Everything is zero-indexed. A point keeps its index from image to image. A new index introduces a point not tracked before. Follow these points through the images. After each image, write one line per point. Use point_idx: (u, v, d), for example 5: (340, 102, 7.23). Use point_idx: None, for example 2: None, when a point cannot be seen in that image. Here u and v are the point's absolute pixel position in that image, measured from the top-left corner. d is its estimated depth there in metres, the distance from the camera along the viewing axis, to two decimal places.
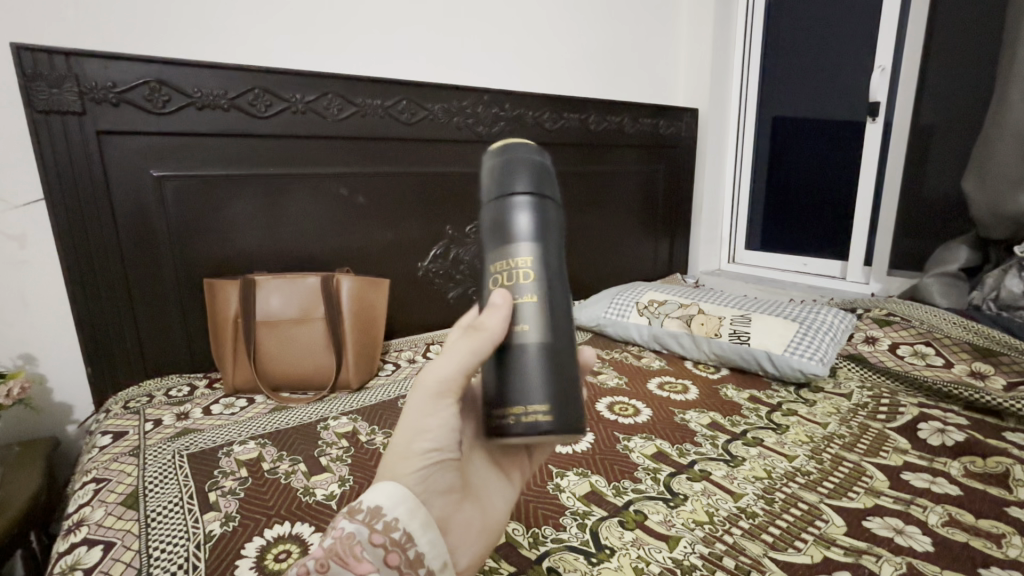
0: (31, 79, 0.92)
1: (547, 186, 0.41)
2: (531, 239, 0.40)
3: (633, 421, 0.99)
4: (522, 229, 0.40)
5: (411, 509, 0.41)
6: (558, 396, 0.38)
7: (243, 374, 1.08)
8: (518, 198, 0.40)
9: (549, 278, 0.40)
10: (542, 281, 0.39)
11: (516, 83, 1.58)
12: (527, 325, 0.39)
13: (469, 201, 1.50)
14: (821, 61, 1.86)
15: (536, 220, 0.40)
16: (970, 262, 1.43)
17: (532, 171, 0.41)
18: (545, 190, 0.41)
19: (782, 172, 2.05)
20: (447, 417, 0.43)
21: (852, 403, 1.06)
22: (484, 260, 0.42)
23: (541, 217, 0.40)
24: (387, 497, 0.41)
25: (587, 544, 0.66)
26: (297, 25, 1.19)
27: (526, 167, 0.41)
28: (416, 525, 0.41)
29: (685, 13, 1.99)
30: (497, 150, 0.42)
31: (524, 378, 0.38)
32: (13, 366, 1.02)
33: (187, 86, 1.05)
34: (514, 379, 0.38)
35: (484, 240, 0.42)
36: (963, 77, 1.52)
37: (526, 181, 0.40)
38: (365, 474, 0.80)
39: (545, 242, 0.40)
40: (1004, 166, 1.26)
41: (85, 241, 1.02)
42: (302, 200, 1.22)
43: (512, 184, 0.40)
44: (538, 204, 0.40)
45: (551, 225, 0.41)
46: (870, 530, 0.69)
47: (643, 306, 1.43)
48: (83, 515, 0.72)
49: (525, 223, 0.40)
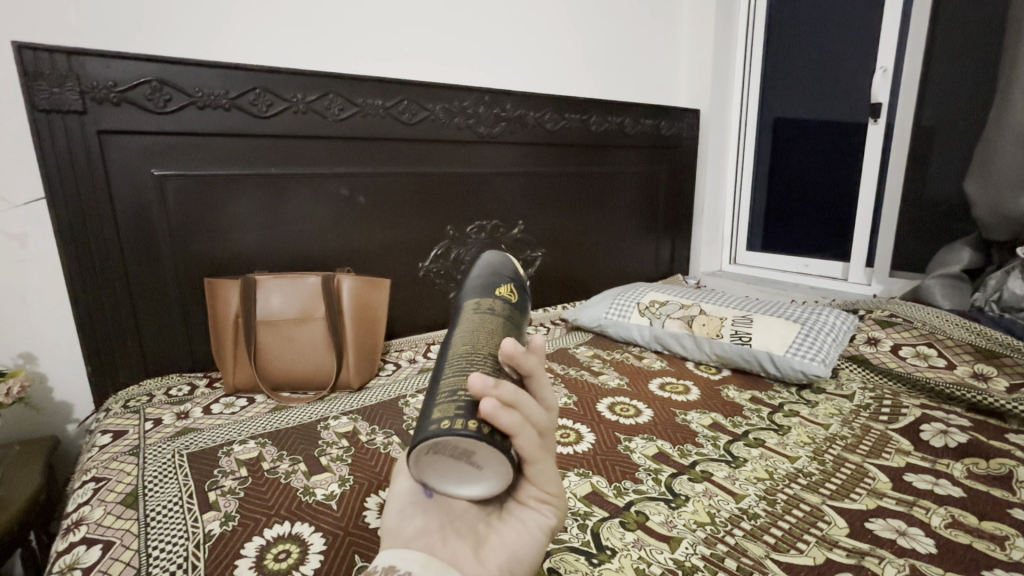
0: (33, 79, 0.92)
1: (517, 281, 0.55)
2: (500, 297, 0.51)
3: (634, 422, 0.99)
4: (467, 294, 0.51)
5: (419, 559, 0.43)
6: (447, 400, 0.38)
7: (244, 375, 1.08)
8: (469, 281, 0.53)
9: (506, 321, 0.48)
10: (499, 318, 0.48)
11: (517, 82, 1.57)
12: (478, 345, 0.44)
13: (469, 201, 1.50)
14: (822, 62, 1.86)
15: (481, 286, 0.51)
16: (973, 264, 1.42)
17: (491, 264, 0.56)
18: (515, 282, 0.55)
19: (783, 173, 2.05)
20: None
21: (853, 404, 1.06)
22: (458, 303, 0.51)
23: (512, 291, 0.53)
24: (394, 557, 0.44)
25: (587, 544, 0.66)
26: (297, 25, 1.19)
27: (486, 264, 0.56)
28: (431, 572, 0.42)
29: (687, 14, 1.98)
30: (492, 253, 0.58)
31: (426, 394, 0.41)
32: (12, 365, 1.02)
33: (187, 86, 1.04)
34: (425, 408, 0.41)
35: (463, 294, 0.52)
36: (966, 77, 1.51)
37: (481, 271, 0.54)
38: (367, 475, 0.80)
39: (484, 296, 0.50)
40: (1006, 168, 1.26)
41: (86, 240, 1.01)
42: (302, 200, 1.22)
43: (502, 270, 0.55)
44: (487, 279, 0.53)
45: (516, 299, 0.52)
46: (873, 532, 0.68)
47: (644, 307, 1.42)
48: (82, 514, 0.72)
49: (500, 286, 0.52)
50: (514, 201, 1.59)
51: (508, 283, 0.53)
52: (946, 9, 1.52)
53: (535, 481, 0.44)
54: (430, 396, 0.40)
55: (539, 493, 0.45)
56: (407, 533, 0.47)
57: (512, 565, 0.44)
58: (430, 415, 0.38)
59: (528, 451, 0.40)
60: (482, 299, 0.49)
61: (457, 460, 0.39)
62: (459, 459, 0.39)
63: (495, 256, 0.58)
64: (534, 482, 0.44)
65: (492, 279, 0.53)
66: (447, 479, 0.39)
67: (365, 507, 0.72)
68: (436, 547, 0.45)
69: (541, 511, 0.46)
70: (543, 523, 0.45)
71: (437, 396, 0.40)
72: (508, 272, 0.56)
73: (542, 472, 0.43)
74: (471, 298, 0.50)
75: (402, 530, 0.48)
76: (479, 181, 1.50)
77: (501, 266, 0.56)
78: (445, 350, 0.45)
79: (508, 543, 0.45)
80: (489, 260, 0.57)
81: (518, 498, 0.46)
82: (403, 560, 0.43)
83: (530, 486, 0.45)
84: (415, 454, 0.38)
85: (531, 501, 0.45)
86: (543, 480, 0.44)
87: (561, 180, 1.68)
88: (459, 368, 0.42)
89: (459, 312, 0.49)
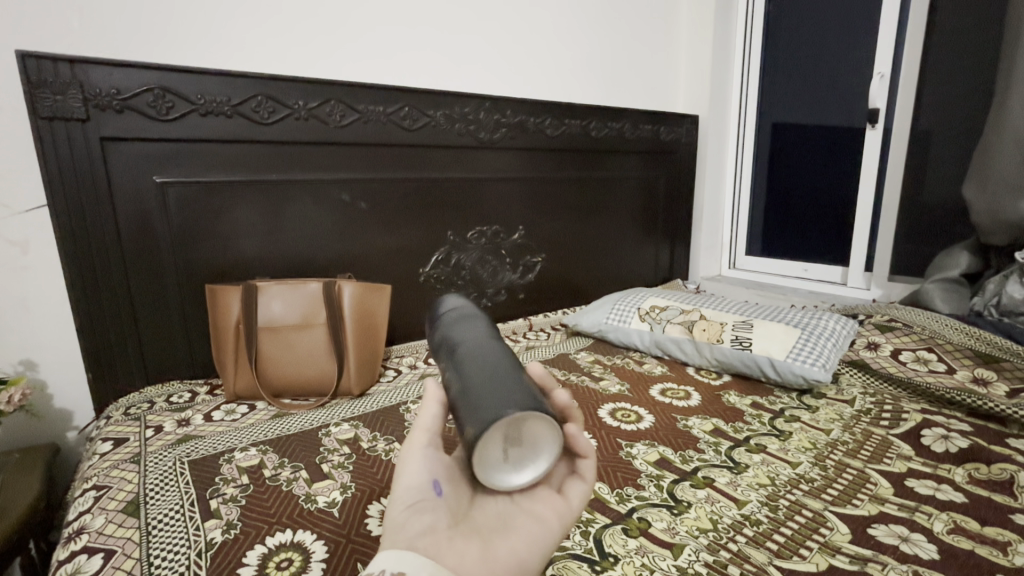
0: (35, 86, 0.92)
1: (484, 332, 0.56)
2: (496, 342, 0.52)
3: (636, 428, 0.99)
4: (439, 350, 0.52)
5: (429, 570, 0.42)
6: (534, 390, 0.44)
7: (245, 382, 1.07)
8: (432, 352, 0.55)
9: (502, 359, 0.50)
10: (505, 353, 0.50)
11: (519, 87, 1.59)
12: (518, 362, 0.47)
13: (469, 206, 1.50)
14: (819, 68, 1.87)
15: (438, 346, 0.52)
16: (971, 268, 1.43)
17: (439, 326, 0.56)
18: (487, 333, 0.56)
19: (782, 177, 2.05)
20: (423, 470, 0.50)
21: (854, 410, 1.06)
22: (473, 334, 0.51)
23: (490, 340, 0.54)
24: (402, 564, 0.42)
25: (591, 551, 0.66)
26: (296, 30, 1.19)
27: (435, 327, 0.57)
28: None
29: (685, 19, 2.00)
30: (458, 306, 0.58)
31: (507, 379, 0.43)
32: (13, 372, 1.02)
33: (189, 93, 1.05)
34: (459, 402, 0.43)
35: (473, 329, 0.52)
36: (962, 82, 1.52)
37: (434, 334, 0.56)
38: (369, 482, 0.80)
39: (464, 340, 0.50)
40: (1004, 173, 1.26)
41: (87, 246, 1.01)
42: (303, 207, 1.23)
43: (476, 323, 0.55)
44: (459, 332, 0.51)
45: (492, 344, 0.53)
46: (875, 538, 0.68)
47: (644, 312, 1.43)
48: (82, 524, 0.72)
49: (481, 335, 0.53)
50: (514, 208, 1.59)
51: (489, 327, 0.54)
52: (941, 16, 1.54)
53: (568, 496, 0.49)
54: (492, 383, 0.42)
55: (563, 506, 0.48)
56: (407, 526, 0.46)
57: (516, 570, 0.45)
58: (523, 396, 0.41)
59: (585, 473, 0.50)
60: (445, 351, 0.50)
61: (506, 443, 0.42)
62: (504, 445, 0.42)
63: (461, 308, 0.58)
64: (564, 496, 0.49)
65: (464, 328, 0.53)
66: (489, 456, 0.42)
67: (367, 514, 0.72)
68: (440, 548, 0.44)
69: (552, 525, 0.47)
70: (551, 535, 0.47)
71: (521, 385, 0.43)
72: (457, 318, 0.56)
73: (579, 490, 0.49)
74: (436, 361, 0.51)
75: (406, 525, 0.46)
76: (480, 186, 1.51)
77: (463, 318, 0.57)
78: (502, 360, 0.46)
79: (518, 544, 0.45)
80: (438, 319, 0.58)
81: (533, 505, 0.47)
82: (411, 566, 0.42)
83: (557, 495, 0.48)
84: (495, 425, 0.39)
85: (548, 510, 0.47)
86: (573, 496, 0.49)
87: (562, 185, 1.69)
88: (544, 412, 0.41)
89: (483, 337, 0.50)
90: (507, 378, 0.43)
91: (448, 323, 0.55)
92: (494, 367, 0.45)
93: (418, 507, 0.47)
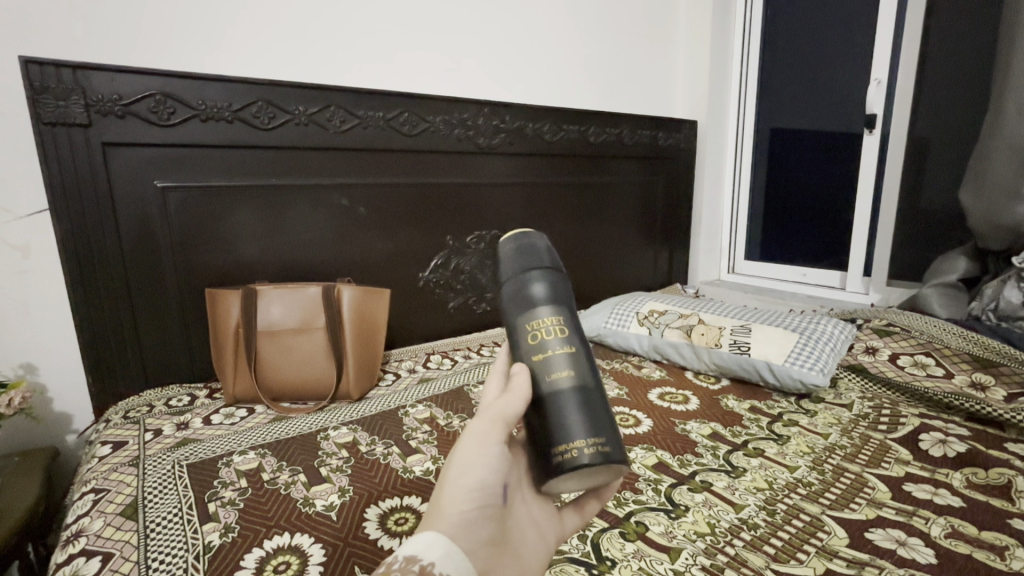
0: (39, 92, 0.93)
1: (555, 266, 0.46)
2: (566, 310, 0.44)
3: (634, 432, 0.99)
4: (518, 308, 0.44)
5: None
6: (609, 416, 0.42)
7: (244, 385, 1.08)
8: (501, 286, 0.46)
9: (574, 332, 0.44)
10: (576, 333, 0.44)
11: (519, 93, 1.60)
12: (589, 364, 0.43)
13: (468, 210, 1.51)
14: (816, 74, 1.88)
15: (529, 298, 0.44)
16: (969, 273, 1.43)
17: (522, 253, 0.45)
18: (556, 269, 0.46)
19: (780, 182, 2.06)
20: (491, 463, 0.43)
21: (852, 414, 1.06)
22: (545, 311, 0.43)
23: (557, 288, 0.45)
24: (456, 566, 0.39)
25: (588, 555, 0.66)
26: (296, 37, 1.20)
27: (513, 252, 0.46)
28: None
29: (684, 25, 2.01)
30: (521, 235, 0.46)
31: (589, 412, 0.41)
32: (13, 376, 1.02)
33: (191, 99, 1.06)
34: (562, 417, 0.41)
35: (544, 298, 0.44)
36: (958, 89, 1.53)
37: (513, 263, 0.45)
38: (366, 486, 0.80)
39: (565, 315, 0.44)
40: (1001, 178, 1.27)
41: (88, 250, 1.02)
42: (304, 212, 1.23)
43: (539, 261, 0.45)
44: (532, 306, 0.43)
45: (563, 295, 0.45)
46: (872, 542, 0.68)
47: (643, 316, 1.43)
48: (81, 526, 0.72)
49: (543, 292, 0.44)
50: (514, 213, 1.60)
51: (565, 280, 0.46)
52: (938, 22, 1.55)
53: (564, 520, 0.51)
54: (598, 414, 0.41)
55: (557, 527, 0.51)
56: (460, 521, 0.41)
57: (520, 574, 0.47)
58: (612, 438, 0.40)
59: (588, 509, 0.53)
60: (542, 316, 0.43)
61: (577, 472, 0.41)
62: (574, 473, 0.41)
63: (524, 239, 0.46)
64: (561, 517, 0.51)
65: (560, 288, 0.45)
66: (562, 483, 0.42)
67: (365, 518, 0.72)
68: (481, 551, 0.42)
69: (549, 541, 0.50)
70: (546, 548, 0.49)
71: (601, 419, 0.41)
72: (550, 257, 0.46)
73: (572, 519, 0.52)
74: (523, 318, 0.44)
75: (458, 519, 0.42)
76: (479, 192, 1.52)
77: (529, 251, 0.46)
78: (581, 377, 0.42)
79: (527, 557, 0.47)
80: (518, 238, 0.47)
81: (540, 522, 0.49)
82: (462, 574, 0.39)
83: (556, 515, 0.51)
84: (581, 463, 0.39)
85: (549, 528, 0.50)
86: (567, 522, 0.51)
87: (561, 190, 1.70)
88: (620, 450, 0.41)
89: (558, 318, 0.44)
90: (590, 417, 0.41)
91: (514, 265, 0.45)
92: (597, 388, 0.43)
93: (474, 498, 0.42)
